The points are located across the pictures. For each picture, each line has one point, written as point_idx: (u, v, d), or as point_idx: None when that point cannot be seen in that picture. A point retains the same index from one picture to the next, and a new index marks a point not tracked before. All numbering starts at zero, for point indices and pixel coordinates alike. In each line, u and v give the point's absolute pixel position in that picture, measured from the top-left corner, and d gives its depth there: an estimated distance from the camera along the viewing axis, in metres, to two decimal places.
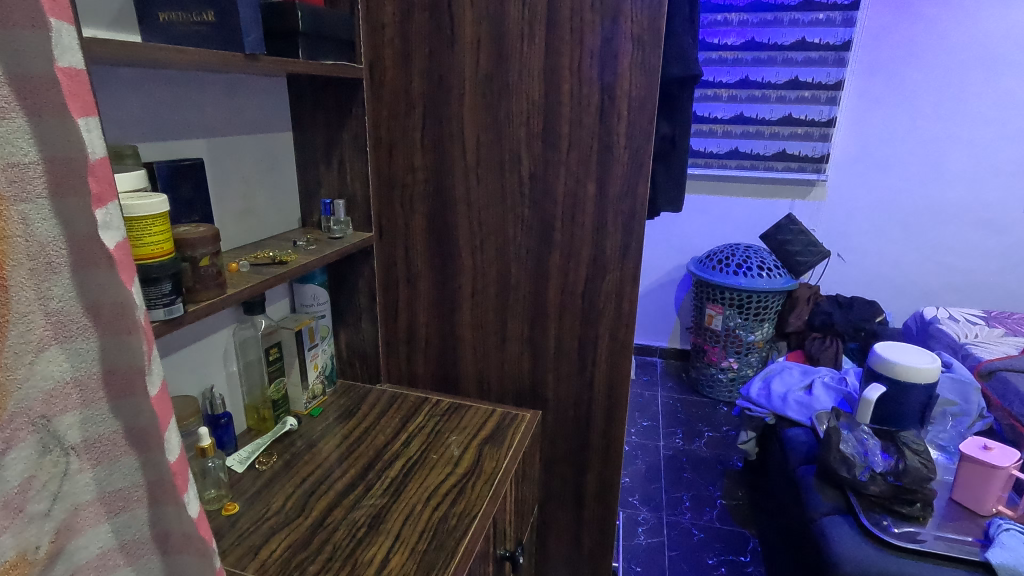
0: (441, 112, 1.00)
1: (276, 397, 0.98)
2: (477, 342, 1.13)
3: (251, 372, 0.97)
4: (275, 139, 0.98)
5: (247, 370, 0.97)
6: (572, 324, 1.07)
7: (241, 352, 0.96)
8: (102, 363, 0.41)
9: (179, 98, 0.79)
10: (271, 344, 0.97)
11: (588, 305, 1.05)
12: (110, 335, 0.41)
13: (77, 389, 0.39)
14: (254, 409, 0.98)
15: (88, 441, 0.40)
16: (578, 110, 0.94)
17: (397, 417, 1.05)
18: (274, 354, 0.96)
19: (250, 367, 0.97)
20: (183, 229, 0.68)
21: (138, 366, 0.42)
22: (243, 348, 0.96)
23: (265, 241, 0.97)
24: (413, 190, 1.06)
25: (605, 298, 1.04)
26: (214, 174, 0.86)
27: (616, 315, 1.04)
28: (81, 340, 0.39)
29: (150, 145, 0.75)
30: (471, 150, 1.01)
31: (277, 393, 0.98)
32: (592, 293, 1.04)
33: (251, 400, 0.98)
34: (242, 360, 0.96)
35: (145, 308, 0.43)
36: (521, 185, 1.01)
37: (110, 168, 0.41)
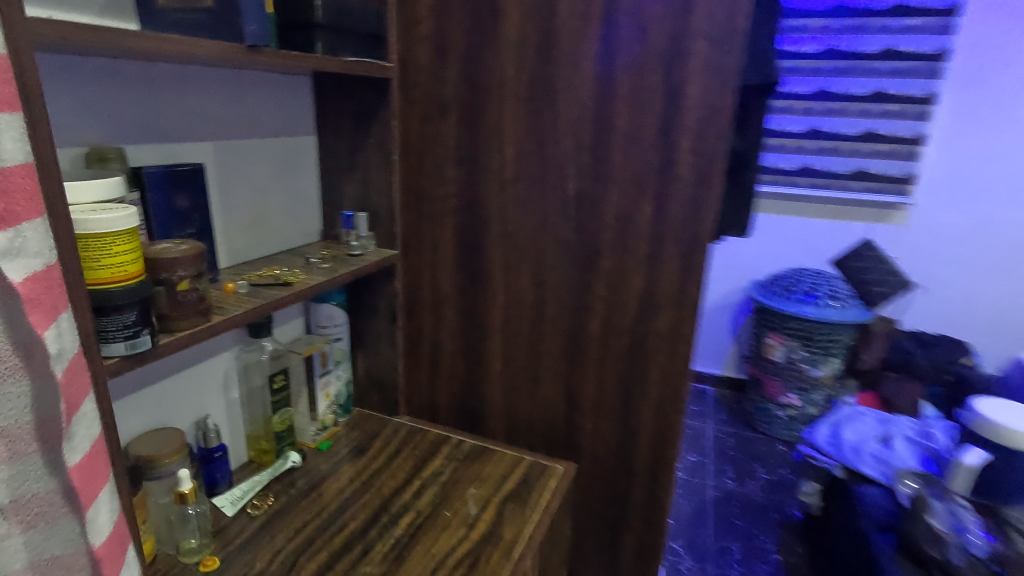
0: (478, 119, 0.88)
1: (279, 430, 0.88)
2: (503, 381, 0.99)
3: (255, 401, 0.88)
4: (295, 145, 0.90)
5: (250, 399, 0.88)
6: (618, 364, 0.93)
7: (245, 379, 0.87)
8: (33, 411, 0.41)
9: (182, 98, 0.70)
10: (277, 372, 0.87)
11: (637, 346, 0.90)
12: (40, 379, 0.41)
13: (6, 442, 0.40)
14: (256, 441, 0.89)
15: (17, 500, 0.42)
16: (636, 119, 0.80)
17: (412, 459, 0.94)
18: (278, 383, 0.87)
19: (253, 396, 0.88)
20: (162, 246, 0.58)
21: (54, 419, 0.42)
22: (247, 374, 0.87)
23: (277, 255, 0.88)
24: (443, 204, 0.94)
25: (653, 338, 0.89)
26: (220, 183, 0.77)
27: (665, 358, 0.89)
28: (11, 384, 0.40)
29: (141, 148, 0.66)
30: (509, 163, 0.89)
31: (280, 426, 0.88)
32: (643, 331, 0.89)
33: (254, 432, 0.89)
34: (245, 387, 0.87)
35: (71, 348, 0.43)
36: (565, 204, 0.88)
37: (32, 177, 0.39)
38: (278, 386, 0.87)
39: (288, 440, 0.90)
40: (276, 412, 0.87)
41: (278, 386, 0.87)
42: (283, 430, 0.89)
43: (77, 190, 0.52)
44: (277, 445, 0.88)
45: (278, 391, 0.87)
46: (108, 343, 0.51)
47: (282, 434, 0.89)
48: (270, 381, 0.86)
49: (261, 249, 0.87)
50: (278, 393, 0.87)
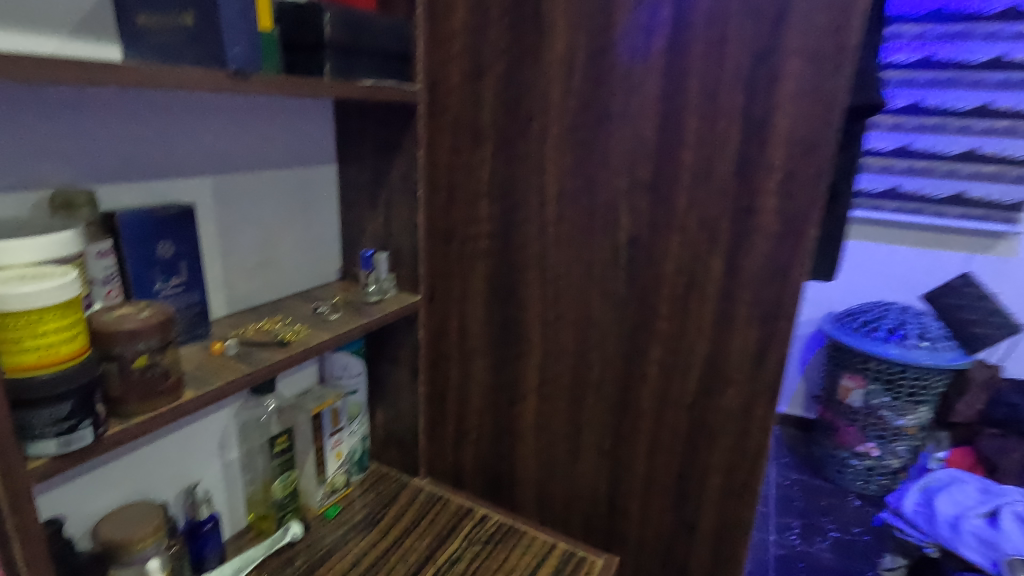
0: (516, 151, 0.76)
1: (281, 497, 0.78)
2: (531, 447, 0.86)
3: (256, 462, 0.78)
4: (310, 176, 0.81)
5: (251, 460, 0.78)
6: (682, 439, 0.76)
7: (246, 438, 0.77)
8: None
9: (173, 130, 0.62)
10: (280, 432, 0.77)
11: (698, 426, 0.74)
12: None
13: None
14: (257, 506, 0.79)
15: None
16: (707, 155, 0.65)
17: (427, 537, 0.82)
18: (281, 445, 0.76)
19: (254, 456, 0.78)
20: (120, 311, 0.49)
21: None
22: (249, 433, 0.77)
23: (286, 300, 0.79)
24: (475, 245, 0.82)
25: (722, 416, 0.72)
26: (218, 223, 0.69)
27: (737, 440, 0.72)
28: None
29: (124, 189, 0.58)
30: (551, 202, 0.76)
31: (283, 493, 0.78)
32: (707, 409, 0.73)
33: (254, 497, 0.79)
34: (246, 447, 0.77)
35: None
36: (615, 252, 0.73)
37: None
38: (280, 447, 0.76)
39: (292, 507, 0.79)
40: (278, 477, 0.77)
41: (280, 448, 0.76)
42: (286, 497, 0.78)
43: (5, 250, 0.42)
44: (278, 514, 0.78)
45: (281, 453, 0.76)
46: (37, 441, 0.42)
47: (284, 502, 0.78)
48: (271, 443, 0.76)
49: (270, 294, 0.78)
50: (280, 456, 0.77)
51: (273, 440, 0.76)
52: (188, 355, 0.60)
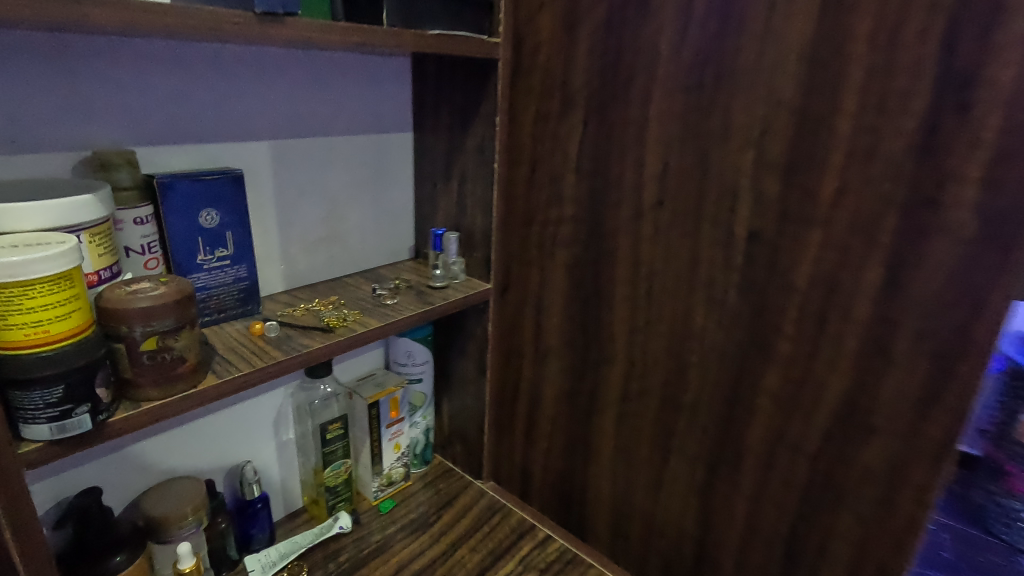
0: (611, 118, 0.62)
1: (334, 485, 0.74)
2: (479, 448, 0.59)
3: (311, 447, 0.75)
4: (382, 144, 0.73)
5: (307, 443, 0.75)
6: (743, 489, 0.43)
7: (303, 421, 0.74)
8: None
9: (229, 90, 0.57)
10: (335, 419, 0.73)
11: (822, 483, 0.57)
12: None
13: None
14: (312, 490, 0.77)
15: None
16: (872, 126, 0.47)
17: (479, 552, 0.74)
18: (334, 432, 0.72)
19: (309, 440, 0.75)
20: (137, 286, 0.44)
21: None
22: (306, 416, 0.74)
23: (349, 278, 0.73)
24: (557, 231, 0.70)
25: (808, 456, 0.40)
26: (275, 193, 0.64)
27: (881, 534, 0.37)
28: None
29: (174, 153, 0.55)
30: (649, 183, 0.61)
31: (336, 481, 0.74)
32: (838, 465, 0.56)
33: (310, 479, 0.76)
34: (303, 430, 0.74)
35: None
36: (729, 251, 0.58)
37: None
38: (334, 434, 0.73)
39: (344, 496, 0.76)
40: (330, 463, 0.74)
41: (334, 436, 0.73)
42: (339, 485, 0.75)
43: (13, 214, 0.39)
44: (328, 502, 0.75)
45: (333, 441, 0.73)
46: (31, 424, 0.38)
47: (336, 491, 0.75)
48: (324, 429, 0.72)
49: (333, 271, 0.73)
50: (335, 443, 0.73)
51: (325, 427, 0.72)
52: (227, 332, 0.56)
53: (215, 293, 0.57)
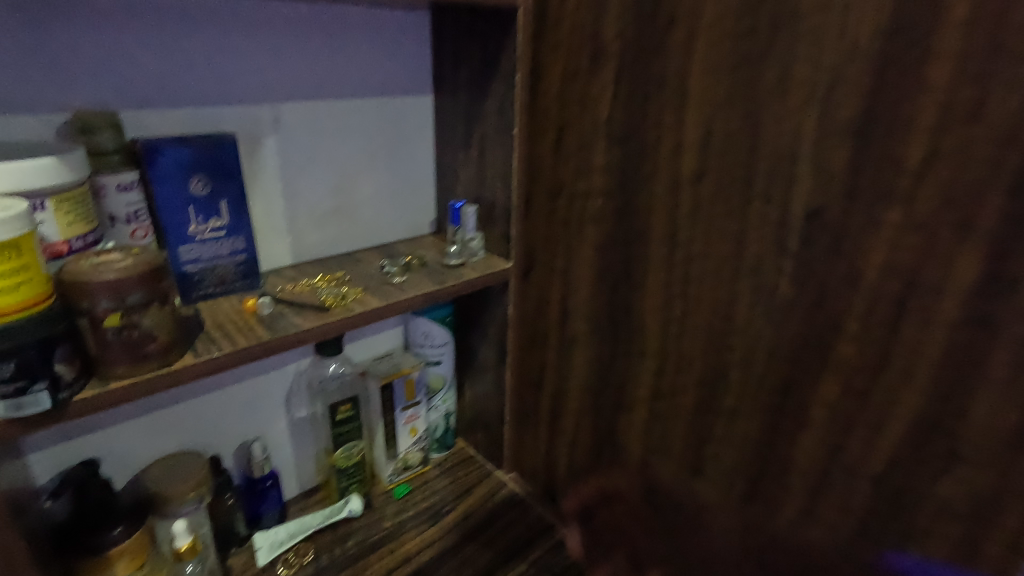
0: (647, 74, 0.53)
1: (345, 467, 0.71)
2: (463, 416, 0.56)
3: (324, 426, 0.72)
4: (399, 108, 0.68)
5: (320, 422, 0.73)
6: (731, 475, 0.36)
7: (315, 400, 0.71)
8: None
9: (224, 49, 0.53)
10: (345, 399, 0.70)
11: (885, 514, 0.48)
12: None
13: None
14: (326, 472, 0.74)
15: None
16: (974, 74, 0.36)
17: (492, 550, 0.69)
18: (343, 413, 0.69)
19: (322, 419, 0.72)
20: (106, 257, 0.42)
21: None
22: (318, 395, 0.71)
23: (362, 253, 0.69)
24: (584, 205, 0.62)
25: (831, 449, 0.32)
26: (279, 160, 0.60)
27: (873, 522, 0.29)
28: None
29: (166, 117, 0.52)
30: (690, 149, 0.52)
31: (347, 463, 0.71)
32: (909, 495, 0.46)
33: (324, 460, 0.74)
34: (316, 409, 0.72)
35: None
36: (783, 232, 0.48)
37: None
38: (343, 415, 0.69)
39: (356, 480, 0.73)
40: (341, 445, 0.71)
41: (343, 416, 0.69)
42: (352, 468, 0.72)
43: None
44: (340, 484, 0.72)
45: (343, 421, 0.70)
46: None
47: (348, 473, 0.72)
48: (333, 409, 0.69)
49: (346, 245, 0.69)
50: (344, 424, 0.70)
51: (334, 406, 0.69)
52: (220, 308, 0.53)
53: (213, 267, 0.55)
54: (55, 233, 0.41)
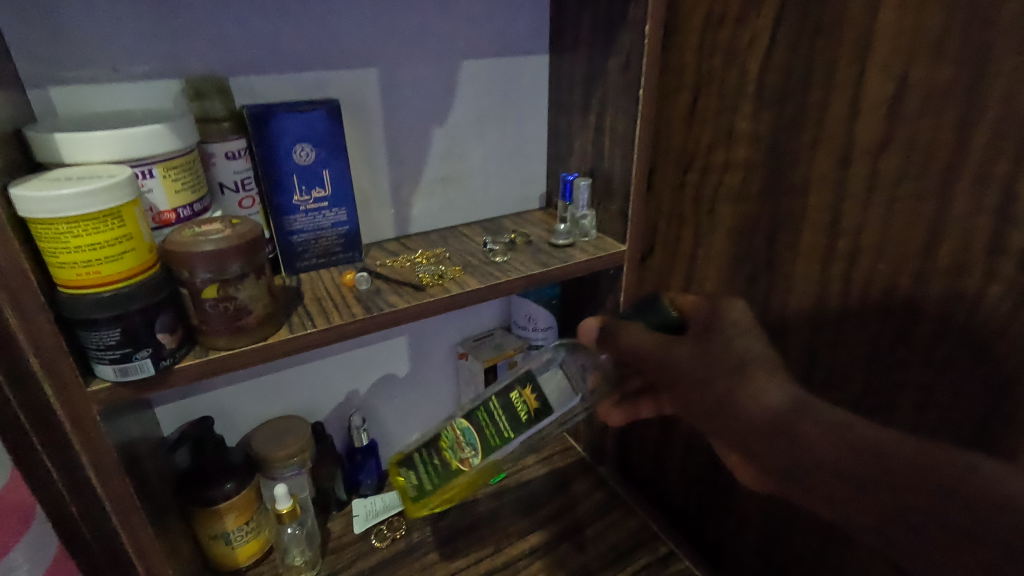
0: (816, 16, 0.42)
1: (452, 474, 0.52)
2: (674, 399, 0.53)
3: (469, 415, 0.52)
4: (512, 70, 0.62)
5: (497, 416, 0.52)
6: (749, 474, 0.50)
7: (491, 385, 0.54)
8: None
9: (329, 6, 0.51)
10: (546, 394, 0.54)
11: None
12: None
13: None
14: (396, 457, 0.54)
15: None
16: None
17: (585, 554, 0.64)
18: (533, 411, 0.53)
19: (472, 414, 0.53)
20: (207, 228, 0.41)
21: None
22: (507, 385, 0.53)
23: (466, 228, 0.65)
24: (721, 180, 0.53)
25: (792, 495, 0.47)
26: (385, 127, 0.57)
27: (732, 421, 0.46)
28: None
29: (275, 81, 0.51)
30: (871, 112, 0.40)
31: (438, 475, 0.53)
32: None
33: (416, 451, 0.53)
34: (499, 397, 0.53)
35: None
36: (1005, 225, 0.35)
37: None
38: (529, 416, 0.53)
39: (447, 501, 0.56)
40: (474, 443, 0.52)
41: (534, 417, 0.54)
42: (466, 485, 0.53)
43: (79, 144, 0.38)
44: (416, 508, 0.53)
45: (524, 427, 0.53)
46: (96, 363, 0.38)
47: (454, 483, 0.53)
48: (523, 400, 0.53)
49: (451, 217, 0.65)
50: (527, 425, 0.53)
51: (526, 390, 0.53)
52: (321, 282, 0.52)
53: (317, 239, 0.54)
54: (164, 201, 0.41)
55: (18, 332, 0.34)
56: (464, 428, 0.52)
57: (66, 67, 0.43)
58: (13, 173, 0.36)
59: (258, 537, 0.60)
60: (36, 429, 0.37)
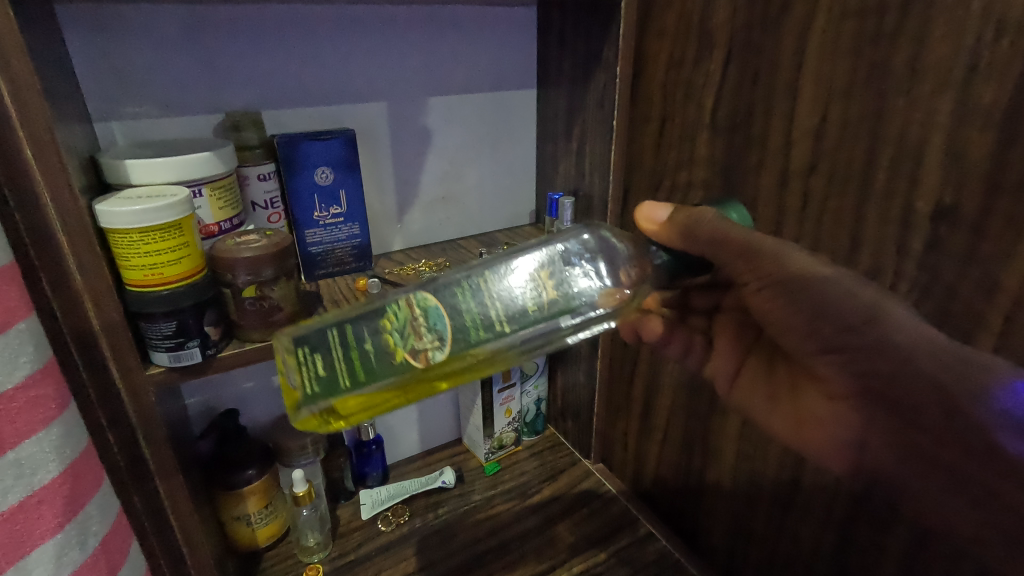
0: (757, 61, 0.50)
1: (392, 367, 0.36)
2: (776, 311, 0.44)
3: (448, 292, 0.37)
4: (504, 101, 0.70)
5: (484, 297, 0.37)
6: (868, 432, 0.45)
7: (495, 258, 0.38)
8: None
9: (345, 49, 0.59)
10: (572, 284, 0.39)
11: None
12: None
13: None
14: (300, 330, 0.36)
15: None
16: None
17: (573, 536, 0.70)
18: (550, 303, 0.38)
19: (450, 286, 0.37)
20: (246, 238, 0.49)
21: None
22: (517, 266, 0.38)
23: (464, 240, 0.73)
24: (685, 197, 0.60)
25: (901, 470, 0.43)
26: (393, 153, 0.65)
27: (909, 370, 0.39)
28: None
29: (298, 114, 0.59)
30: (802, 140, 0.49)
31: (372, 367, 0.36)
32: None
33: (342, 327, 0.36)
34: (499, 280, 0.37)
35: None
36: (905, 234, 0.43)
37: None
38: (543, 310, 0.37)
39: (357, 413, 0.37)
40: (444, 329, 0.36)
41: (549, 313, 0.37)
42: (408, 387, 0.37)
43: (143, 169, 0.45)
44: (321, 407, 0.35)
45: (539, 322, 0.37)
46: (153, 351, 0.45)
47: (393, 381, 0.36)
48: (536, 286, 0.38)
49: (449, 231, 0.73)
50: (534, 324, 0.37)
51: (540, 274, 0.38)
52: (337, 287, 0.60)
53: (333, 249, 0.61)
54: (210, 216, 0.49)
55: (94, 325, 0.41)
56: (429, 307, 0.36)
57: (126, 104, 0.51)
58: (91, 193, 0.44)
59: (275, 520, 0.67)
60: (104, 410, 0.44)
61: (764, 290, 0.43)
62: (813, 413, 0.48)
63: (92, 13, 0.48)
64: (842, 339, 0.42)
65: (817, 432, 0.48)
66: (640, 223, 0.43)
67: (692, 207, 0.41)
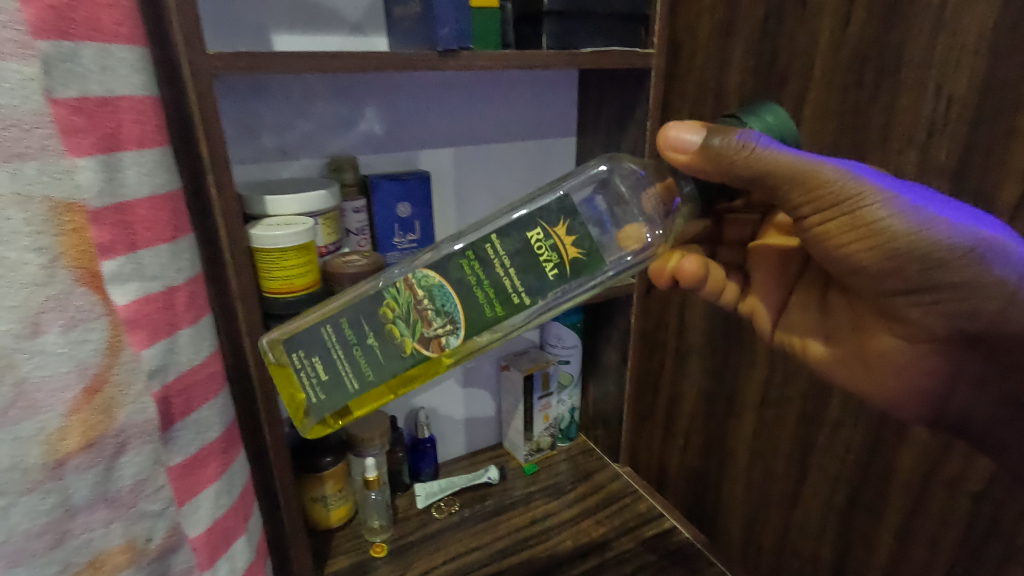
0: None
1: (401, 351, 0.48)
2: (844, 250, 0.43)
3: (450, 275, 0.47)
4: (548, 145, 0.83)
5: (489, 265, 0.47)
6: (956, 375, 0.47)
7: (500, 223, 0.47)
8: None
9: (423, 106, 0.72)
10: (593, 239, 0.47)
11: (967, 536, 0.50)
12: None
13: None
14: (293, 337, 0.49)
15: None
16: None
17: (604, 527, 0.80)
18: (570, 259, 0.47)
19: (451, 269, 0.47)
20: (350, 258, 0.61)
21: None
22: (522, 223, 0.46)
23: None
24: None
25: (980, 409, 0.47)
26: (457, 189, 0.78)
27: (1013, 305, 0.41)
28: None
29: (383, 158, 0.72)
30: None
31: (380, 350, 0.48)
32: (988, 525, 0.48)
33: (334, 324, 0.48)
34: (506, 246, 0.46)
35: None
36: None
37: None
38: (565, 266, 0.47)
39: (369, 403, 0.52)
40: (452, 312, 0.47)
41: (573, 270, 0.47)
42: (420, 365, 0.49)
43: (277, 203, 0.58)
44: (334, 405, 0.50)
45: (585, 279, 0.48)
46: None
47: (402, 365, 0.49)
48: (553, 243, 0.46)
49: None
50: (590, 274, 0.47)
51: (560, 232, 0.46)
52: None
53: None
54: (321, 240, 0.61)
55: (241, 325, 0.54)
56: (433, 288, 0.47)
57: (254, 152, 0.65)
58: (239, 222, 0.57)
59: (346, 503, 0.77)
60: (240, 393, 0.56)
61: (829, 224, 0.42)
62: (887, 361, 0.49)
63: (237, 83, 0.62)
64: (935, 280, 0.42)
65: (891, 380, 0.49)
66: (667, 151, 0.43)
67: (718, 130, 0.41)
